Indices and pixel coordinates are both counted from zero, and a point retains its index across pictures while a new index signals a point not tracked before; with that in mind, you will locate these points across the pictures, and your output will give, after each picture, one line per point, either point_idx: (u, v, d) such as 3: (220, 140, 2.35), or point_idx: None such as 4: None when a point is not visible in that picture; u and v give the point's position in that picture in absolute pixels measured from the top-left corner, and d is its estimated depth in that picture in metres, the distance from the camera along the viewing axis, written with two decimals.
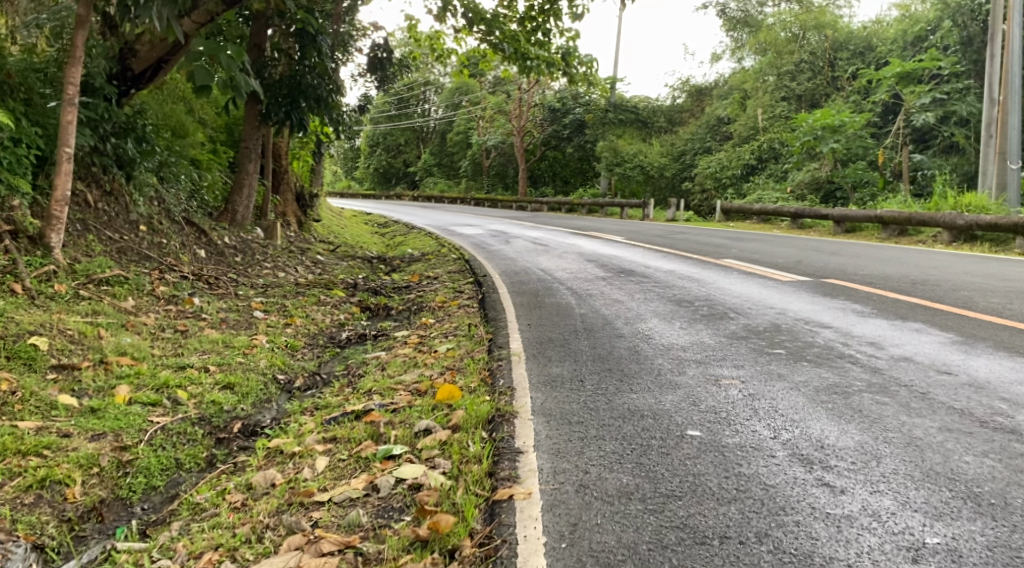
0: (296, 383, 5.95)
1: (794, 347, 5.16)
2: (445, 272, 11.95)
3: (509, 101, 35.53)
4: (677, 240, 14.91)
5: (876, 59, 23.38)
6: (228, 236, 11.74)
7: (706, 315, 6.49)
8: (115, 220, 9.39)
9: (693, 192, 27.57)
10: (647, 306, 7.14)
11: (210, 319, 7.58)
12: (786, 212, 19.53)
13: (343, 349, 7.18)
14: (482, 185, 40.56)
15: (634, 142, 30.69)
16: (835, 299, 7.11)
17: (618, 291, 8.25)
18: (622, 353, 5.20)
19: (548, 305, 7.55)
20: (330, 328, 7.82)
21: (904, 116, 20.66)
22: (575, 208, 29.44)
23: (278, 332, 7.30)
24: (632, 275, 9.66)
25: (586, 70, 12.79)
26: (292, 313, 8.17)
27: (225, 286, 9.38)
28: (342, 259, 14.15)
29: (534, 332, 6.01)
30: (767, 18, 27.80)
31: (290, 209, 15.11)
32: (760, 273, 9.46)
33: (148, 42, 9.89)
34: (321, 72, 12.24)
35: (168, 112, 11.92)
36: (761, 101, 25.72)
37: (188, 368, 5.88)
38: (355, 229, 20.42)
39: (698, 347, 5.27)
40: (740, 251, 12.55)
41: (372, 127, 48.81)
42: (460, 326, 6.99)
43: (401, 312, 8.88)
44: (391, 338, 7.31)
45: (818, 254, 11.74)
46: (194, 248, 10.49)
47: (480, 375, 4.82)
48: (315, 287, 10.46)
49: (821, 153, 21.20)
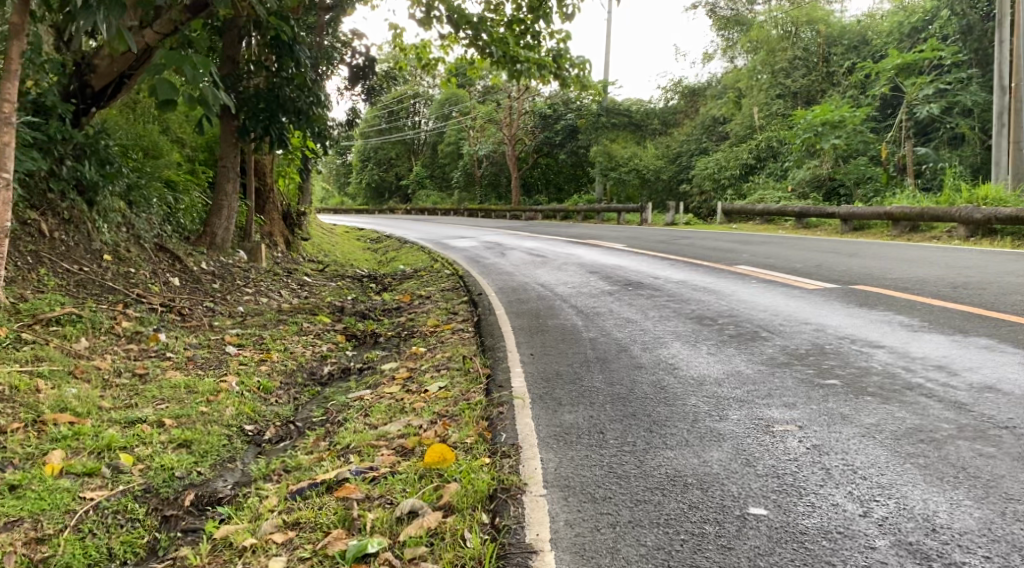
0: (265, 435, 5.12)
1: (850, 377, 4.33)
2: (439, 290, 11.15)
3: (499, 110, 34.78)
4: (683, 246, 14.10)
5: (872, 52, 22.68)
6: (205, 262, 10.90)
7: (735, 336, 5.67)
8: (74, 250, 8.57)
9: (691, 195, 26.84)
10: (665, 327, 6.32)
11: (175, 357, 6.75)
12: (791, 212, 18.75)
13: (324, 387, 6.34)
14: (475, 196, 39.81)
15: (628, 146, 29.86)
16: (877, 310, 6.30)
17: (630, 308, 7.44)
18: (645, 390, 4.39)
19: (553, 327, 6.72)
20: (310, 362, 6.96)
21: (907, 108, 19.92)
22: (570, 215, 28.70)
23: (252, 370, 6.46)
24: (642, 288, 8.85)
25: (578, 73, 12.00)
26: (268, 345, 7.35)
27: (198, 318, 8.56)
28: (331, 279, 13.36)
29: (539, 366, 5.18)
30: (758, 16, 27.09)
31: (276, 228, 14.29)
32: (781, 281, 8.66)
33: (107, 56, 8.96)
34: (298, 83, 11.41)
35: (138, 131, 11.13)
36: (756, 99, 24.94)
37: (141, 422, 5.04)
38: (345, 246, 19.64)
39: (737, 380, 4.45)
40: (753, 255, 11.76)
41: (362, 141, 48.18)
42: (454, 358, 6.16)
43: (391, 339, 8.05)
44: (378, 372, 6.49)
45: (834, 256, 10.99)
46: (167, 275, 9.66)
47: (478, 428, 4.00)
48: (298, 313, 9.63)
49: (823, 149, 20.47)
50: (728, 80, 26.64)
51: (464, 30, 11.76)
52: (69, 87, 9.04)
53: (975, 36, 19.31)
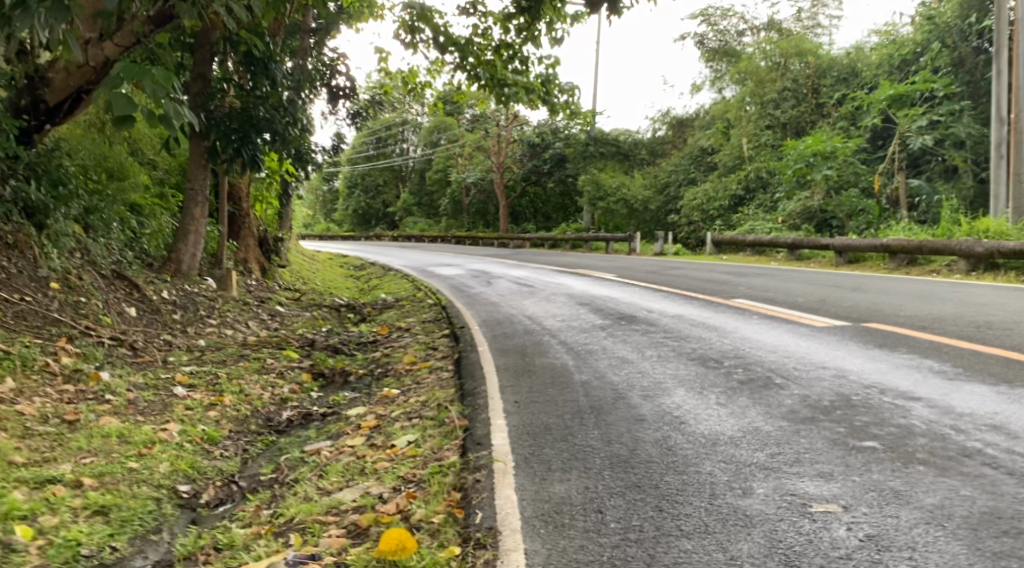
0: (202, 498, 4.40)
1: (891, 438, 3.66)
2: (419, 322, 10.47)
3: (486, 138, 34.31)
4: (676, 277, 13.50)
5: (863, 84, 22.27)
6: (167, 291, 10.01)
7: (746, 384, 4.98)
8: (17, 277, 7.81)
9: (680, 226, 26.38)
10: (665, 369, 5.64)
11: (115, 400, 5.99)
12: (783, 243, 18.21)
13: (280, 436, 5.63)
14: (462, 224, 39.22)
15: (616, 175, 29.34)
16: (900, 353, 5.65)
17: (624, 346, 6.75)
18: (649, 452, 3.69)
19: (540, 368, 6.02)
20: (268, 406, 6.22)
21: (899, 139, 19.40)
22: (557, 244, 28.10)
23: (199, 417, 5.70)
24: (635, 322, 8.18)
25: (567, 99, 11.38)
26: (222, 386, 6.59)
27: (153, 354, 7.86)
28: (306, 308, 12.64)
29: (523, 417, 4.47)
30: (746, 47, 26.78)
31: (253, 255, 13.59)
32: (785, 317, 8.01)
33: (63, 68, 8.18)
34: (274, 103, 10.71)
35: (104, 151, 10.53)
36: (745, 129, 24.53)
37: (54, 484, 4.28)
38: (326, 273, 18.96)
39: (756, 440, 3.76)
40: (751, 288, 11.15)
41: (349, 167, 47.66)
42: (427, 405, 5.45)
43: (363, 379, 7.32)
44: (343, 419, 5.79)
45: (838, 290, 10.36)
46: (122, 305, 8.85)
47: (447, 502, 3.32)
48: (263, 348, 8.88)
49: (814, 180, 20.02)
50: (717, 110, 26.39)
51: (449, 52, 11.20)
52: (21, 102, 8.32)
53: (966, 68, 18.92)
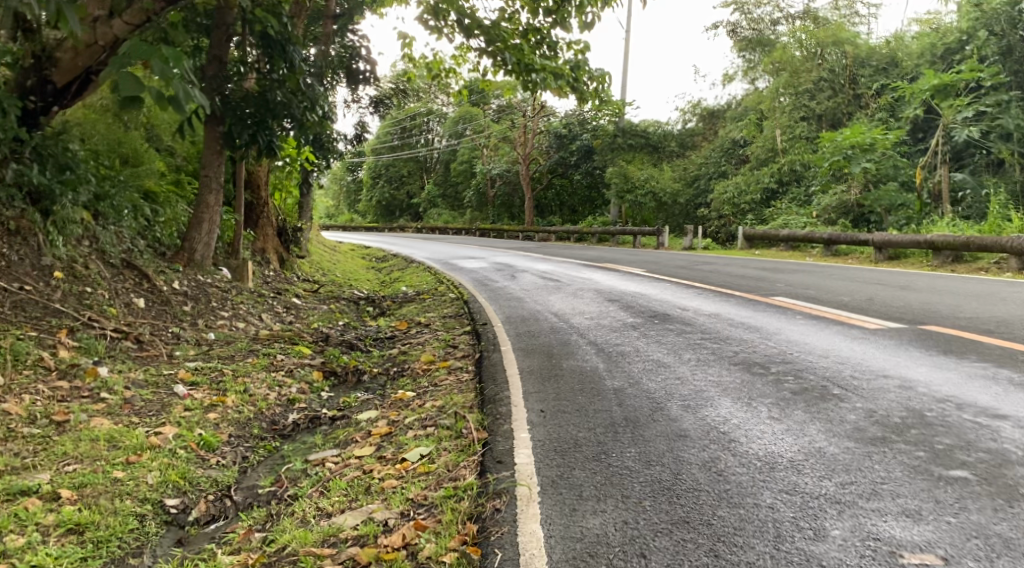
0: (191, 514, 3.97)
1: (985, 468, 3.14)
2: (439, 317, 10.01)
3: (513, 129, 33.71)
4: (708, 273, 12.94)
5: (903, 75, 21.44)
6: (177, 281, 9.54)
7: (799, 395, 4.45)
8: (17, 266, 7.48)
9: (710, 219, 25.72)
10: (707, 375, 5.12)
11: (110, 399, 5.58)
12: (818, 238, 17.52)
13: (284, 443, 5.20)
14: (486, 216, 38.80)
15: (645, 167, 28.48)
16: (969, 360, 5.09)
17: (658, 348, 6.23)
18: (695, 476, 3.20)
19: (567, 372, 5.50)
20: (274, 408, 5.78)
21: (943, 131, 18.54)
22: (583, 237, 27.54)
23: (197, 419, 5.27)
24: (669, 321, 7.64)
25: (597, 86, 10.82)
26: (226, 385, 6.16)
27: (158, 347, 7.46)
28: (324, 300, 12.24)
29: (550, 430, 3.97)
30: (782, 36, 26.00)
31: (271, 244, 13.21)
32: (832, 317, 7.43)
33: (71, 48, 7.76)
34: (291, 87, 10.08)
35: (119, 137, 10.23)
36: (778, 120, 23.78)
37: (28, 496, 3.87)
38: (348, 264, 18.59)
39: (822, 464, 3.25)
40: (790, 285, 10.58)
41: (374, 159, 47.36)
42: (444, 412, 4.98)
43: (377, 379, 6.87)
44: (352, 425, 5.34)
45: (886, 289, 9.75)
46: (130, 296, 8.45)
47: (460, 537, 2.97)
48: (275, 342, 8.44)
49: (851, 174, 19.25)
50: (750, 101, 25.62)
51: (475, 37, 10.73)
52: (27, 82, 7.88)
53: (1015, 57, 18.01)
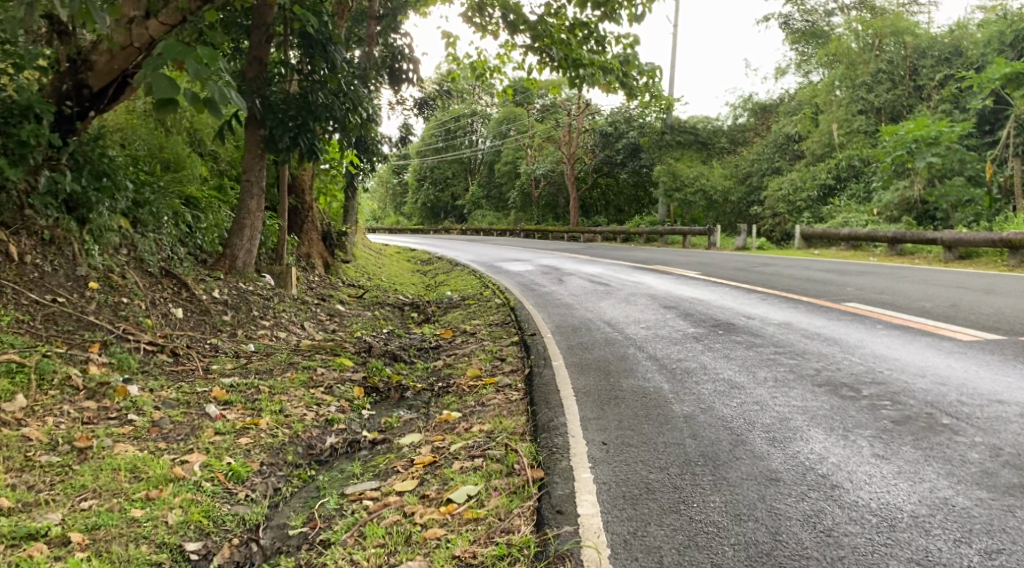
0: (213, 561, 3.64)
1: None
2: (487, 325, 9.57)
3: (558, 129, 33.16)
4: (768, 276, 12.28)
5: (968, 65, 20.25)
6: (217, 290, 9.14)
7: (904, 425, 3.91)
8: (51, 276, 7.14)
9: (763, 217, 24.77)
10: (789, 399, 4.60)
11: (137, 422, 5.20)
12: (882, 236, 16.65)
13: (319, 472, 4.78)
14: (532, 217, 38.29)
15: (695, 164, 27.56)
16: None
17: (727, 364, 5.68)
18: (805, 539, 2.89)
19: (627, 392, 4.99)
20: (311, 430, 5.34)
21: (1015, 122, 17.41)
22: (631, 238, 26.79)
23: (227, 445, 4.86)
24: (735, 332, 7.08)
25: (648, 80, 10.24)
26: (260, 404, 5.74)
27: (194, 361, 7.12)
28: (369, 307, 11.89)
29: (616, 469, 3.54)
30: (837, 27, 25.00)
31: (315, 249, 12.90)
32: (916, 326, 6.80)
33: (106, 51, 7.46)
34: (333, 87, 9.63)
35: (160, 142, 9.96)
36: (835, 114, 22.81)
37: (34, 541, 3.54)
38: (394, 268, 18.29)
39: (953, 523, 2.91)
40: (860, 289, 9.91)
41: (419, 161, 47.26)
42: (494, 438, 4.51)
43: (422, 395, 6.41)
44: (393, 452, 4.90)
45: (967, 293, 9.02)
46: (168, 306, 8.08)
47: None
48: (317, 353, 8.06)
49: (914, 168, 17.99)
50: (805, 95, 24.67)
51: (521, 33, 10.24)
52: (62, 86, 7.58)
53: None
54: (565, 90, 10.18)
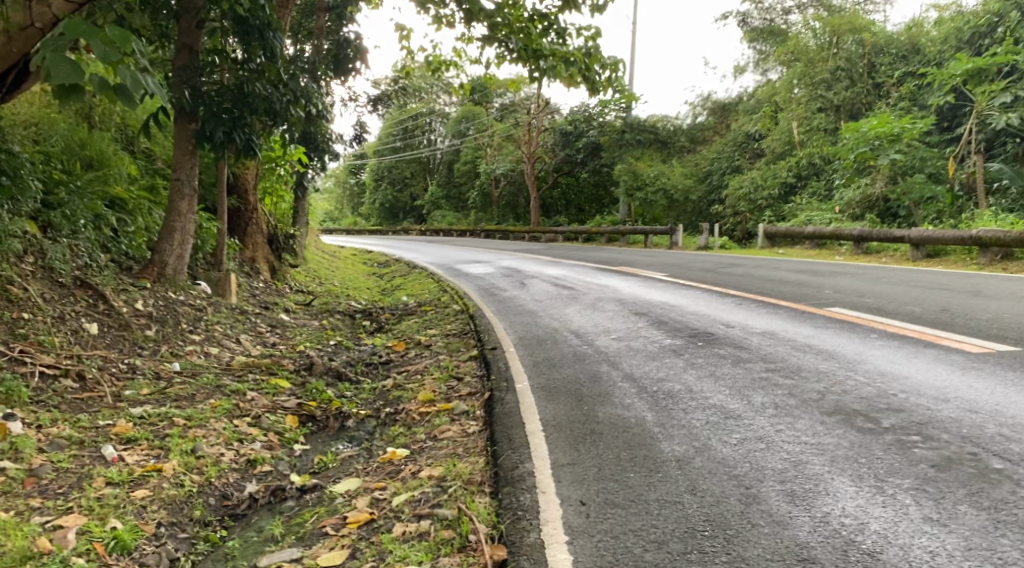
0: None
1: None
2: (443, 335, 8.73)
3: (516, 128, 32.42)
4: (738, 277, 11.61)
5: (926, 62, 19.96)
6: (141, 300, 7.81)
7: (948, 473, 3.23)
8: None
9: (724, 217, 24.22)
10: (798, 434, 3.83)
11: (10, 471, 4.22)
12: (848, 234, 16.15)
13: (231, 535, 3.91)
14: (492, 217, 37.32)
15: (655, 163, 26.86)
16: None
17: (716, 387, 4.90)
18: None
19: (603, 425, 4.22)
20: (228, 477, 4.44)
21: (977, 118, 16.92)
22: (591, 238, 26.08)
23: (117, 502, 3.98)
24: (719, 343, 6.33)
25: (612, 74, 9.47)
26: (171, 443, 4.80)
27: (104, 388, 6.11)
28: (316, 315, 10.96)
29: (611, 547, 2.98)
30: (795, 25, 24.60)
31: (259, 253, 11.91)
32: (916, 335, 6.12)
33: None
34: (271, 79, 8.58)
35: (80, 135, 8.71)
36: (794, 112, 22.32)
37: None
38: (347, 272, 17.32)
39: None
40: (840, 292, 9.25)
41: (376, 160, 46.16)
42: (450, 488, 3.71)
43: (365, 424, 5.52)
44: (323, 505, 4.04)
45: (956, 295, 8.40)
46: (80, 321, 6.85)
47: None
48: (250, 372, 7.11)
49: (877, 166, 17.70)
50: (763, 93, 24.17)
51: (477, 22, 9.40)
52: None
53: None
54: (524, 83, 9.33)
